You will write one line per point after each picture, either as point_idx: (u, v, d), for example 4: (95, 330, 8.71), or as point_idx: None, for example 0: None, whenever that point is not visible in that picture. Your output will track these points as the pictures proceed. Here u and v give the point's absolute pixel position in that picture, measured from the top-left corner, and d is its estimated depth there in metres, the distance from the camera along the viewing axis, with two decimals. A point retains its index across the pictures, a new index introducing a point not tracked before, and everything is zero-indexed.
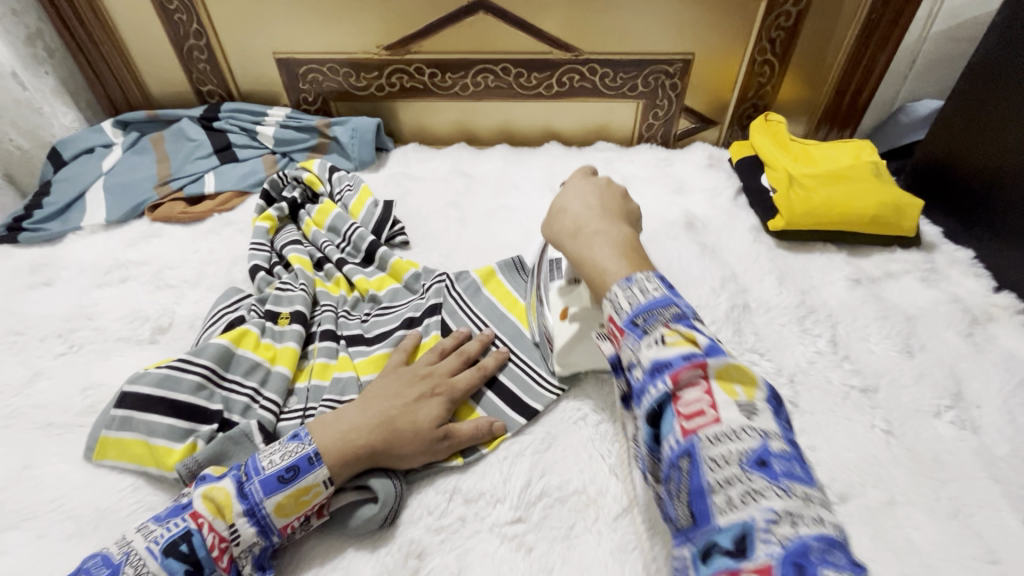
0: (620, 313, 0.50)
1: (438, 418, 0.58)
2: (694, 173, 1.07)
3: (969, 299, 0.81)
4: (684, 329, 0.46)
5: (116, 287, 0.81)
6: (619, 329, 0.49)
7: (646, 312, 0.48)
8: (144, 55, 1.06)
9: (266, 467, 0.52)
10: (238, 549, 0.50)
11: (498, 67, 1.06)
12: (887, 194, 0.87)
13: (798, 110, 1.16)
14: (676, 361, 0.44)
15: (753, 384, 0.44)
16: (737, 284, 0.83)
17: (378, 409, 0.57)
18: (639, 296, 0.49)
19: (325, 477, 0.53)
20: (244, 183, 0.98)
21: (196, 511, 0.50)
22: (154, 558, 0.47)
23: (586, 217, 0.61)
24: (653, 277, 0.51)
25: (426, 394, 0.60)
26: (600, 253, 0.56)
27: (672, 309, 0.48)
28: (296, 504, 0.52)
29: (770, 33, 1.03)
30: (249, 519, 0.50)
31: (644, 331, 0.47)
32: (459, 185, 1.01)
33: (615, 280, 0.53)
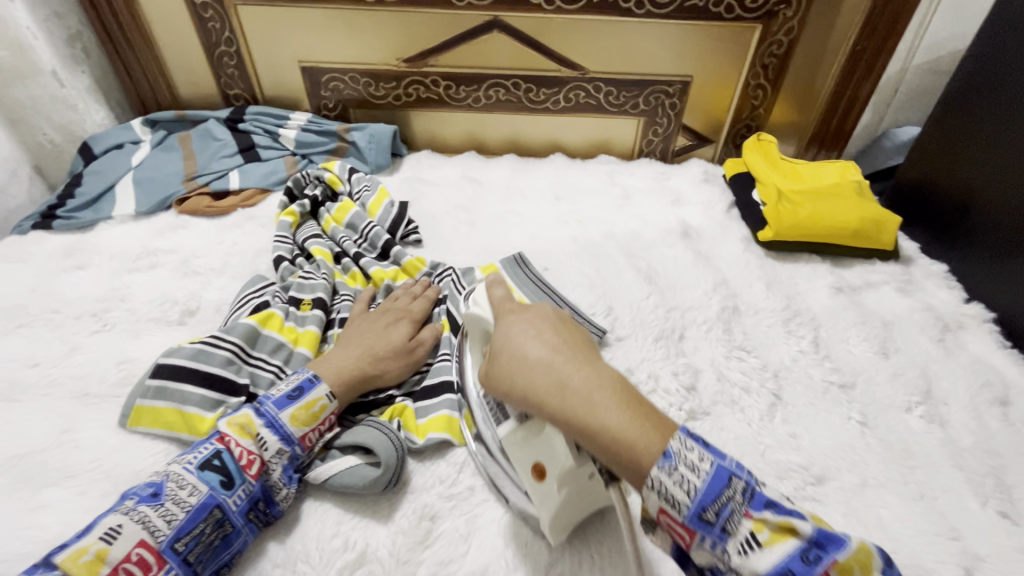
0: (677, 505, 0.41)
1: (408, 334, 0.70)
2: (690, 187, 1.14)
3: (942, 308, 0.87)
4: (771, 515, 0.40)
5: (146, 272, 0.86)
6: (682, 525, 0.41)
7: (714, 501, 0.41)
8: (176, 59, 1.12)
9: (274, 391, 0.60)
10: (267, 457, 0.56)
11: (509, 82, 1.13)
12: (868, 211, 0.94)
13: (788, 132, 1.23)
14: (795, 567, 0.37)
15: (868, 556, 0.38)
16: (728, 289, 0.89)
17: (359, 343, 0.68)
18: (692, 476, 0.41)
19: (326, 391, 0.62)
20: (267, 182, 1.04)
21: (222, 435, 0.56)
22: (191, 472, 0.53)
23: (559, 365, 0.48)
24: (686, 441, 0.43)
25: (392, 322, 0.72)
26: (607, 415, 0.44)
27: (738, 482, 0.42)
28: (307, 415, 0.59)
29: (763, 60, 1.12)
30: (272, 429, 0.58)
31: (722, 528, 0.40)
32: (469, 190, 1.07)
33: (646, 457, 0.42)
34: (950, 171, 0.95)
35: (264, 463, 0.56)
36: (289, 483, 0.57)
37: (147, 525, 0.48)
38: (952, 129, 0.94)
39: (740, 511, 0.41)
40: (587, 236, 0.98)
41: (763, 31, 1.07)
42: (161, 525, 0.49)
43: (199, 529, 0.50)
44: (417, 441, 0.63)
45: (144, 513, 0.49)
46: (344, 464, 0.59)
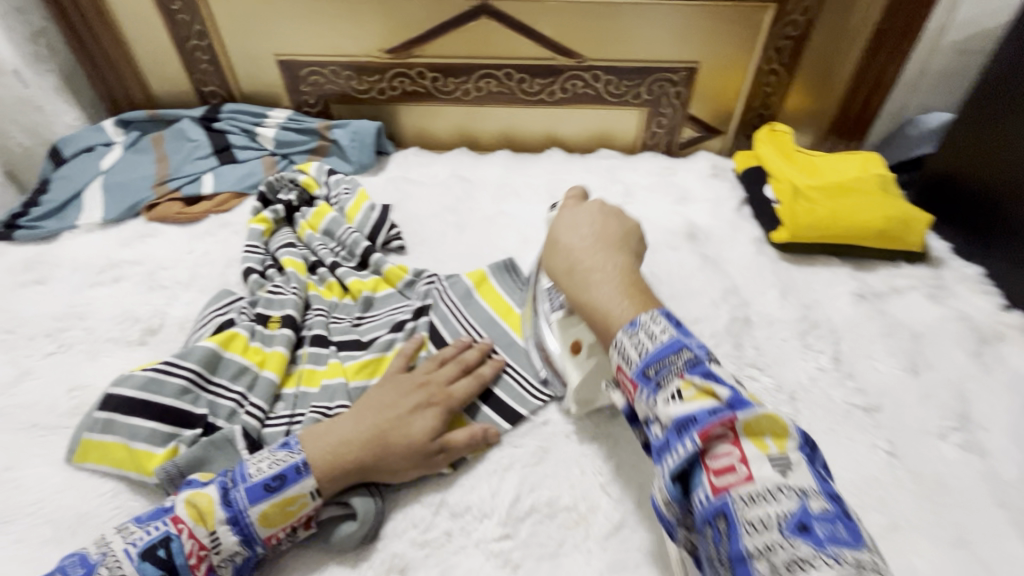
0: (630, 362, 0.48)
1: (433, 431, 0.56)
2: (697, 183, 1.05)
3: (977, 317, 0.79)
4: (700, 379, 0.44)
5: (109, 286, 0.80)
6: (631, 380, 0.48)
7: (657, 362, 0.46)
8: (147, 55, 1.06)
9: (254, 474, 0.51)
10: (219, 558, 0.49)
11: (501, 72, 1.05)
12: (894, 209, 0.85)
13: (804, 120, 1.14)
14: (700, 416, 0.41)
15: (785, 434, 0.41)
16: (738, 297, 0.81)
17: (370, 422, 0.56)
18: (648, 342, 0.48)
19: (312, 487, 0.52)
20: (242, 185, 0.98)
21: (177, 516, 0.49)
22: (131, 561, 0.46)
23: (578, 254, 0.60)
24: (658, 317, 0.50)
25: (422, 405, 0.58)
26: (600, 295, 0.55)
27: (687, 354, 0.46)
28: (280, 514, 0.50)
29: (777, 42, 1.03)
30: (233, 527, 0.49)
31: (658, 384, 0.45)
32: (459, 191, 1.00)
33: (620, 325, 0.51)
34: (986, 162, 0.86)
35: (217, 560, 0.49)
36: None
37: None
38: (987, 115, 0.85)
39: (678, 373, 0.45)
40: None
41: (776, 11, 0.98)
42: None
43: None
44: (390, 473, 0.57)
45: None
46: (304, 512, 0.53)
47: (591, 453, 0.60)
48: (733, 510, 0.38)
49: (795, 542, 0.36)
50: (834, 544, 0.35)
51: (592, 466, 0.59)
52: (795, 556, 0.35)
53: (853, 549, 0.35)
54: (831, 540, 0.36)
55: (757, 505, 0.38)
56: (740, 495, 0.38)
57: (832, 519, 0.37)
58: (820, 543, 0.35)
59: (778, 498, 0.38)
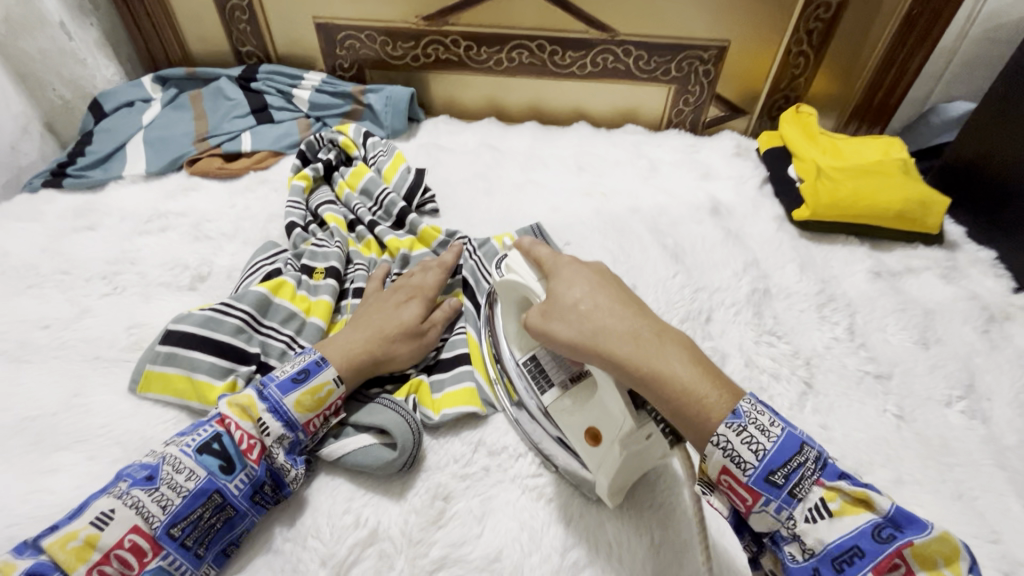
0: (741, 465, 0.43)
1: (421, 315, 0.66)
2: (720, 161, 1.08)
3: (988, 297, 0.82)
4: (847, 486, 0.42)
5: (157, 235, 0.83)
6: (744, 486, 0.43)
7: (786, 465, 0.43)
8: (186, 12, 1.07)
9: (278, 373, 0.57)
10: (268, 442, 0.54)
11: (533, 43, 1.07)
12: (914, 191, 0.88)
13: (828, 104, 1.16)
14: (867, 547, 0.40)
15: (956, 555, 0.39)
16: (759, 270, 0.84)
17: (368, 325, 0.64)
18: (764, 440, 0.43)
19: (334, 375, 0.59)
20: (279, 144, 1.00)
21: (222, 416, 0.54)
22: (189, 456, 0.51)
23: (620, 323, 0.50)
24: (755, 401, 0.45)
25: (404, 301, 0.68)
26: (676, 365, 0.46)
27: (812, 453, 0.43)
28: (312, 400, 0.57)
29: (808, 24, 1.04)
30: (274, 415, 0.55)
31: (790, 494, 0.42)
32: (488, 159, 1.03)
33: (717, 411, 0.45)
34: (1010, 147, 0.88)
35: (265, 448, 0.54)
36: (296, 464, 0.55)
37: (141, 510, 0.47)
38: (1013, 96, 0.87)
39: (812, 479, 0.43)
40: (611, 209, 0.94)
41: None
42: (156, 510, 0.48)
43: (197, 513, 0.49)
44: (432, 416, 0.61)
45: (138, 497, 0.48)
46: (356, 443, 0.58)
47: None
48: None
49: None
50: None
51: None
52: None
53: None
54: None
55: None
56: None
57: None
58: None
59: None
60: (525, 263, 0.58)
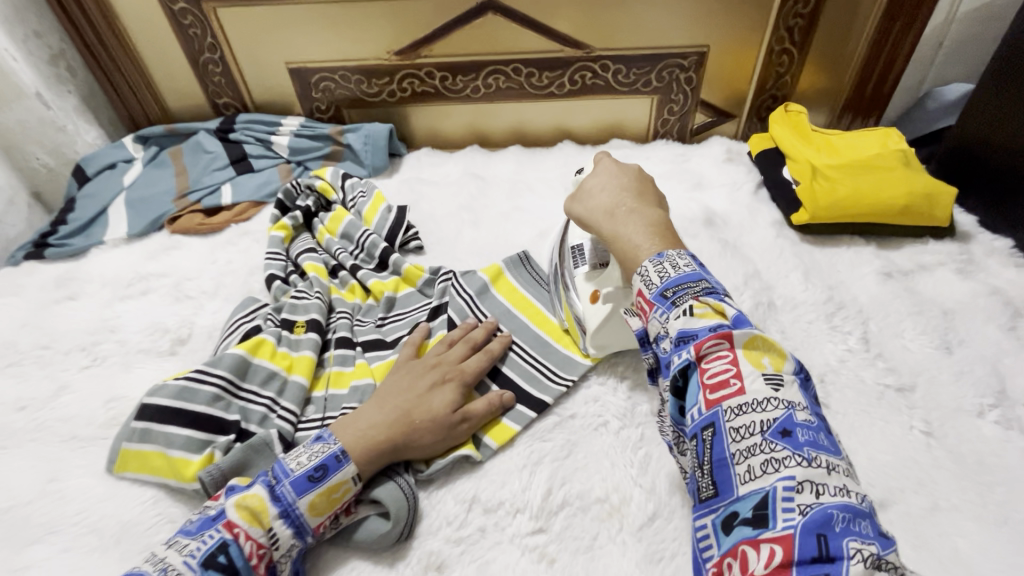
0: (650, 287, 0.53)
1: (453, 403, 0.59)
2: (712, 168, 1.04)
3: (1011, 290, 0.77)
4: (714, 302, 0.49)
5: (138, 299, 0.82)
6: (648, 301, 0.52)
7: (677, 286, 0.51)
8: (161, 71, 1.07)
9: (294, 467, 0.52)
10: (277, 554, 0.50)
11: (509, 67, 1.05)
12: (918, 183, 0.84)
13: (820, 98, 1.12)
14: (701, 333, 0.47)
15: (782, 358, 0.46)
16: (761, 282, 0.80)
17: (392, 405, 0.58)
18: (670, 271, 0.53)
19: (353, 472, 0.54)
20: (260, 193, 0.99)
21: (230, 521, 0.48)
22: (193, 573, 0.45)
23: (621, 198, 0.63)
24: (684, 254, 0.55)
25: (437, 382, 0.61)
26: (633, 232, 0.59)
27: (705, 286, 0.51)
28: (327, 501, 0.52)
29: (788, 21, 1.00)
30: (285, 521, 0.50)
31: (674, 304, 0.50)
32: (473, 188, 1.01)
33: (647, 256, 0.56)
34: (1004, 132, 0.85)
35: (273, 561, 0.50)
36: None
37: None
38: (1000, 81, 0.84)
39: (693, 296, 0.50)
40: None
41: None
42: None
43: None
44: (424, 467, 0.59)
45: None
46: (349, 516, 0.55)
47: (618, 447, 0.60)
48: (722, 421, 0.43)
49: (775, 445, 0.41)
50: (811, 448, 0.40)
51: (623, 459, 0.59)
52: (772, 457, 0.40)
53: (827, 453, 0.40)
54: (810, 444, 0.40)
55: (744, 415, 0.43)
56: (731, 406, 0.43)
57: (814, 429, 0.42)
58: (797, 447, 0.40)
59: (766, 408, 0.42)
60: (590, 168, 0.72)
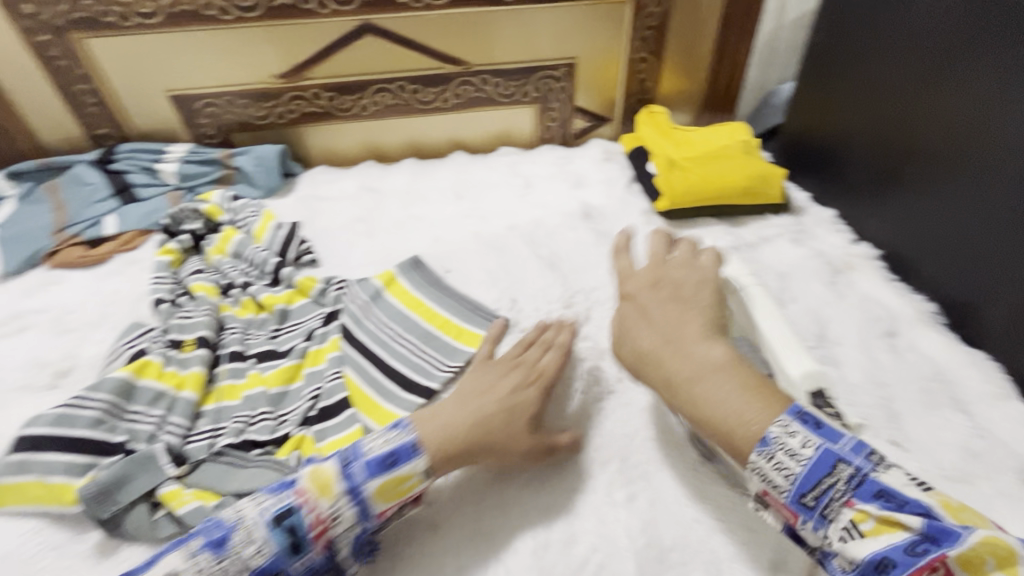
0: (779, 488, 0.44)
1: (536, 407, 0.62)
2: (590, 168, 1.14)
3: (832, 252, 0.91)
4: (876, 507, 0.40)
5: (13, 337, 0.79)
6: (785, 507, 0.44)
7: (816, 485, 0.43)
8: (29, 104, 1.04)
9: (369, 450, 0.55)
10: (337, 530, 0.53)
11: (394, 85, 1.11)
12: (754, 167, 0.97)
13: (680, 100, 1.25)
14: (898, 557, 0.38)
15: (1012, 559, 0.36)
16: (630, 264, 0.89)
17: (471, 408, 0.60)
18: (794, 463, 0.44)
19: (424, 468, 0.56)
20: (147, 221, 0.97)
21: (302, 489, 0.53)
22: (267, 528, 0.51)
23: (677, 344, 0.54)
24: (789, 423, 0.45)
25: (521, 384, 0.64)
26: (721, 397, 0.49)
27: (845, 469, 0.42)
28: (396, 489, 0.55)
29: (641, 33, 1.13)
30: (351, 499, 0.53)
31: (823, 514, 0.43)
32: (368, 202, 1.05)
33: (753, 437, 0.46)
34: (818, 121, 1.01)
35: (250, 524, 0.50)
36: (357, 556, 0.55)
37: None
38: (812, 79, 1.00)
39: (844, 500, 0.42)
40: (490, 231, 0.97)
41: (635, 6, 1.09)
42: None
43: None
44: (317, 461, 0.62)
45: (199, 563, 0.49)
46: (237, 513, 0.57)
47: None
48: None
49: None
50: None
51: None
52: None
53: None
54: None
55: None
56: None
57: None
58: None
59: None
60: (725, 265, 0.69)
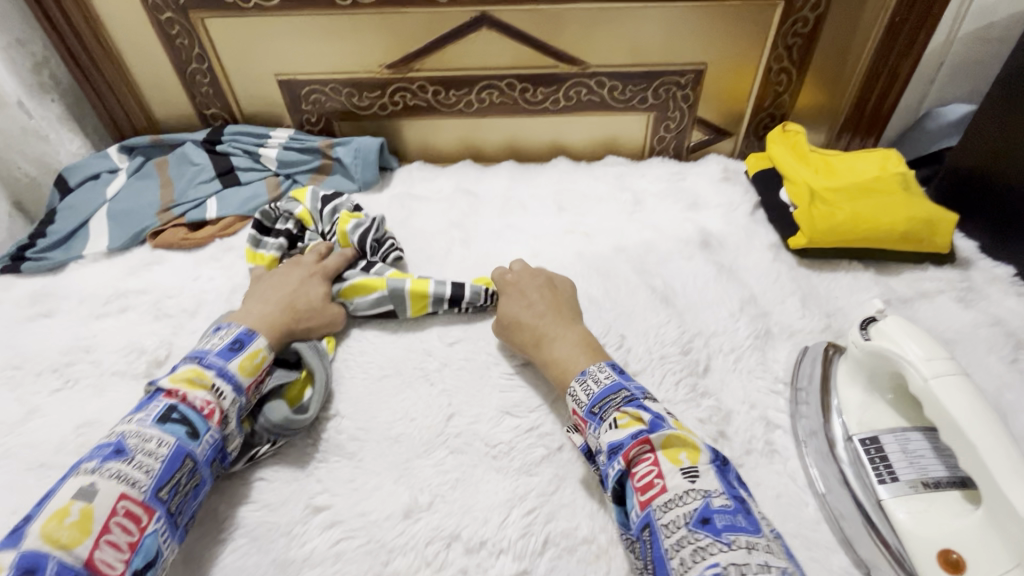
0: (580, 405, 0.57)
1: (324, 294, 0.73)
2: (708, 187, 1.02)
3: (1012, 320, 0.76)
4: (632, 409, 0.54)
5: (115, 317, 0.79)
6: (581, 418, 0.57)
7: (602, 400, 0.56)
8: (148, 80, 1.05)
9: (213, 345, 0.61)
10: (224, 405, 0.58)
11: (503, 83, 1.03)
12: (919, 208, 0.82)
13: (817, 118, 1.10)
14: (626, 442, 0.51)
15: (697, 450, 0.50)
16: (757, 308, 0.78)
17: (276, 300, 0.69)
18: (593, 386, 0.58)
19: (267, 343, 0.64)
20: (247, 208, 0.97)
21: (169, 391, 0.56)
22: (150, 427, 0.53)
23: (540, 322, 0.67)
24: (604, 367, 0.60)
25: (307, 279, 0.74)
26: (563, 351, 0.64)
27: (624, 393, 0.56)
28: (67, 529, 0.45)
29: (787, 40, 0.99)
30: (150, 486, 0.50)
31: (601, 418, 0.55)
32: (465, 206, 0.99)
33: (573, 374, 0.61)
34: (1000, 156, 0.83)
35: (223, 412, 0.57)
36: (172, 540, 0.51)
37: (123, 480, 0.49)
38: (996, 103, 0.83)
39: (616, 407, 0.55)
40: (595, 251, 0.88)
41: (785, 8, 0.95)
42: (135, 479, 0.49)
43: (175, 477, 0.52)
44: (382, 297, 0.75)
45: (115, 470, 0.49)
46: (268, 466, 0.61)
47: None
48: (654, 520, 0.47)
49: (697, 534, 0.44)
50: (729, 531, 0.44)
51: (608, 496, 0.58)
52: (697, 547, 0.43)
53: (745, 534, 0.44)
54: (727, 528, 0.44)
55: (670, 509, 0.46)
56: (658, 505, 0.47)
57: (732, 511, 0.46)
58: (716, 532, 0.44)
59: (685, 501, 0.46)
60: (899, 332, 0.57)
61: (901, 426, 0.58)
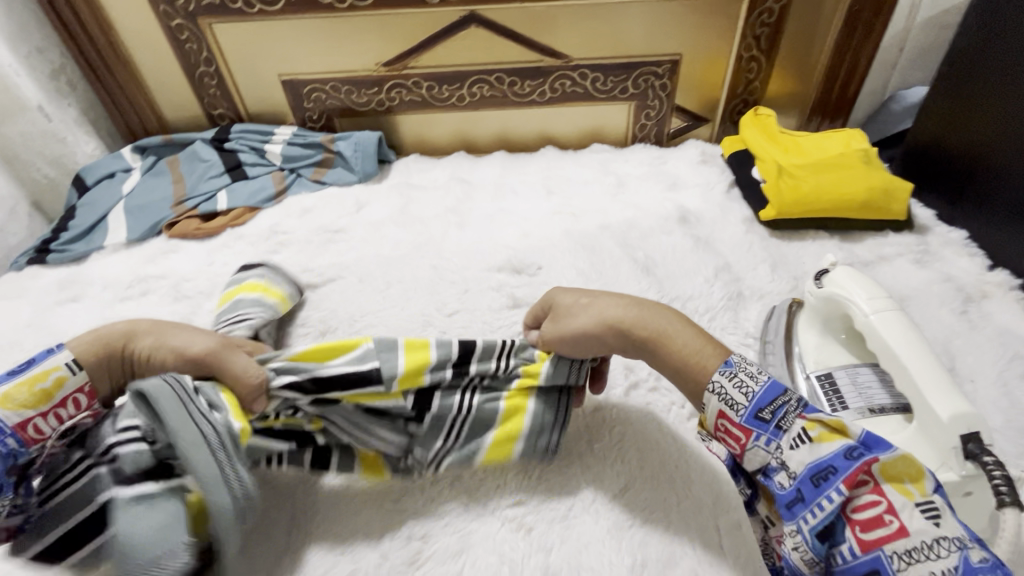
0: (736, 408, 0.50)
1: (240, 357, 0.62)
2: (687, 169, 1.09)
3: (963, 278, 0.82)
4: (826, 419, 0.47)
5: (138, 300, 0.86)
6: (739, 426, 0.50)
7: (771, 405, 0.49)
8: (158, 84, 1.12)
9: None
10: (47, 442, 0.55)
11: (492, 77, 1.10)
12: (876, 180, 0.89)
13: (789, 103, 1.17)
14: (839, 463, 0.44)
15: (922, 475, 0.43)
16: (730, 274, 0.85)
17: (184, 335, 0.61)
18: (753, 386, 0.50)
19: (66, 360, 0.58)
20: (255, 200, 1.03)
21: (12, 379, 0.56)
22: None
23: (630, 314, 0.58)
24: (749, 359, 0.52)
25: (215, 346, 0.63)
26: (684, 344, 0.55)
27: (794, 396, 0.49)
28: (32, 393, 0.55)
29: (755, 30, 1.06)
30: None
31: (778, 427, 0.48)
32: (459, 192, 1.05)
33: (714, 366, 0.53)
34: (948, 130, 0.90)
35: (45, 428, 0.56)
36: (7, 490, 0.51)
37: None
38: (946, 81, 0.89)
39: (796, 414, 0.48)
40: (581, 229, 0.95)
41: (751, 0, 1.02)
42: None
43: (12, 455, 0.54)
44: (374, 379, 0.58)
45: None
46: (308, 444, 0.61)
47: (595, 422, 0.65)
48: (886, 560, 0.40)
49: None
50: None
51: (591, 434, 0.64)
52: None
53: None
54: None
55: (917, 556, 0.39)
56: (894, 548, 0.40)
57: (992, 566, 0.38)
58: None
59: (938, 549, 0.39)
60: (846, 279, 0.66)
61: (853, 363, 0.66)
